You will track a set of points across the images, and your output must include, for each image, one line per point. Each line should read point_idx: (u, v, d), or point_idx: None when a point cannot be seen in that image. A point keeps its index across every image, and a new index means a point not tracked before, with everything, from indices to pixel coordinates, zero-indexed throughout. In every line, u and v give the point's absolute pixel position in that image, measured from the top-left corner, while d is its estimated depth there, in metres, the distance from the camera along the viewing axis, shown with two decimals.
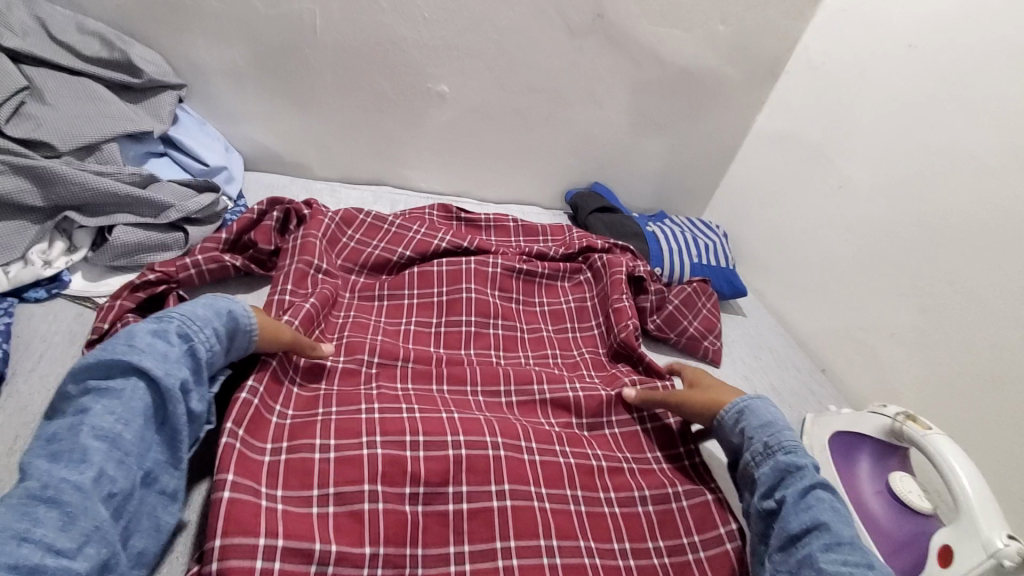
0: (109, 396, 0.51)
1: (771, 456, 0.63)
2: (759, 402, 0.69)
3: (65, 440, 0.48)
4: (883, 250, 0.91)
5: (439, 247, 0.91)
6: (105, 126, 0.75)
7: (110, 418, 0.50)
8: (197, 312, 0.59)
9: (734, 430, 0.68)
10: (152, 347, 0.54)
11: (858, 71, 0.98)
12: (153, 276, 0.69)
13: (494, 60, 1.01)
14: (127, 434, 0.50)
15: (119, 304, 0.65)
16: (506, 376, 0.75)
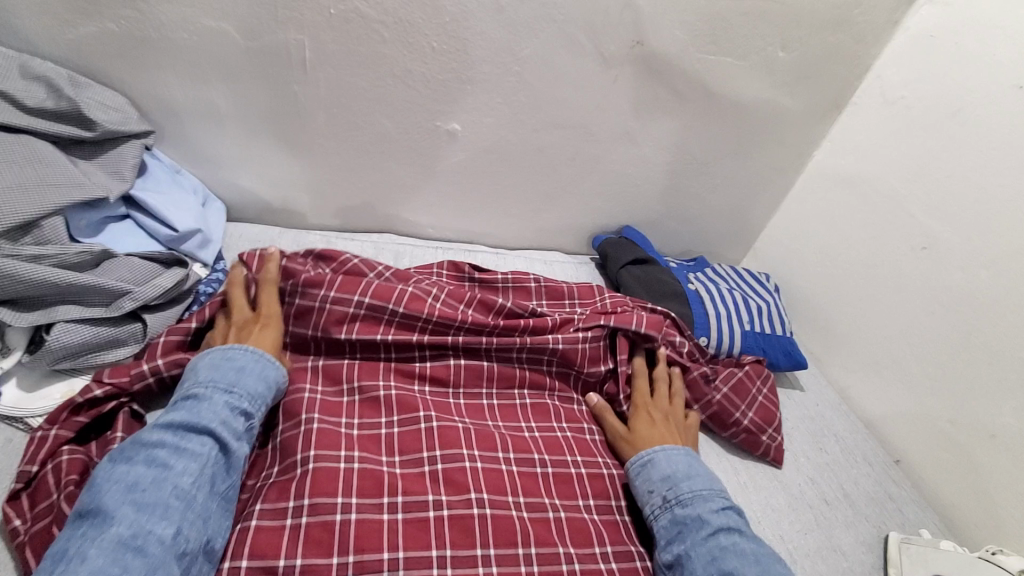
0: (184, 457, 0.51)
1: (669, 509, 0.60)
2: (668, 452, 0.65)
3: (149, 491, 0.48)
4: (982, 331, 0.75)
5: (433, 303, 0.74)
6: (46, 196, 0.62)
7: (188, 479, 0.50)
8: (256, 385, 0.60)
9: (635, 484, 0.65)
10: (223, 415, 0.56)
11: (949, 109, 0.82)
12: (100, 392, 0.58)
13: (514, 95, 0.87)
14: (199, 496, 0.51)
15: (53, 437, 0.53)
16: (512, 481, 0.63)
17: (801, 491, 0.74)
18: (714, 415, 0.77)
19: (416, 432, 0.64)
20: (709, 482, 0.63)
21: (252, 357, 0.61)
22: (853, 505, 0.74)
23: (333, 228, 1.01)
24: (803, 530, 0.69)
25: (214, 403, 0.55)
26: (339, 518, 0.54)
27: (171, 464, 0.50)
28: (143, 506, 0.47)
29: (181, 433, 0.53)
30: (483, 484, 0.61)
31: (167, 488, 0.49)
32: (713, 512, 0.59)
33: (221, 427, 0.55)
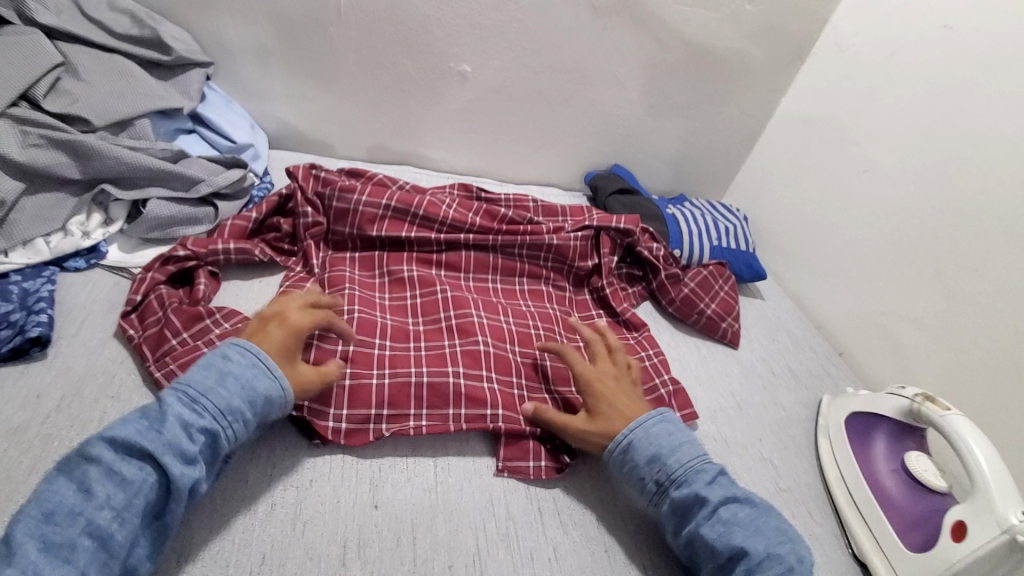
0: (113, 484, 0.44)
1: (664, 493, 0.57)
2: (646, 428, 0.60)
3: (60, 526, 0.41)
4: (907, 234, 0.90)
5: (448, 208, 0.86)
6: (137, 102, 0.77)
7: (108, 514, 0.43)
8: (229, 398, 0.50)
9: (623, 472, 0.60)
10: (175, 436, 0.46)
11: (889, 52, 0.95)
12: (184, 253, 0.71)
13: (517, 40, 1.01)
14: (120, 535, 0.43)
15: (150, 278, 0.68)
16: (510, 335, 0.76)
17: (753, 365, 0.89)
18: (680, 307, 0.92)
19: (434, 300, 0.77)
20: (694, 449, 0.60)
21: (249, 362, 0.53)
22: (796, 378, 0.89)
23: (358, 160, 1.16)
24: (752, 390, 0.84)
25: (170, 419, 0.47)
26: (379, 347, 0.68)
27: (95, 492, 0.43)
28: (49, 544, 0.40)
29: (122, 452, 0.45)
30: (486, 333, 0.74)
31: (80, 524, 0.42)
32: (707, 485, 0.56)
33: (167, 453, 0.46)
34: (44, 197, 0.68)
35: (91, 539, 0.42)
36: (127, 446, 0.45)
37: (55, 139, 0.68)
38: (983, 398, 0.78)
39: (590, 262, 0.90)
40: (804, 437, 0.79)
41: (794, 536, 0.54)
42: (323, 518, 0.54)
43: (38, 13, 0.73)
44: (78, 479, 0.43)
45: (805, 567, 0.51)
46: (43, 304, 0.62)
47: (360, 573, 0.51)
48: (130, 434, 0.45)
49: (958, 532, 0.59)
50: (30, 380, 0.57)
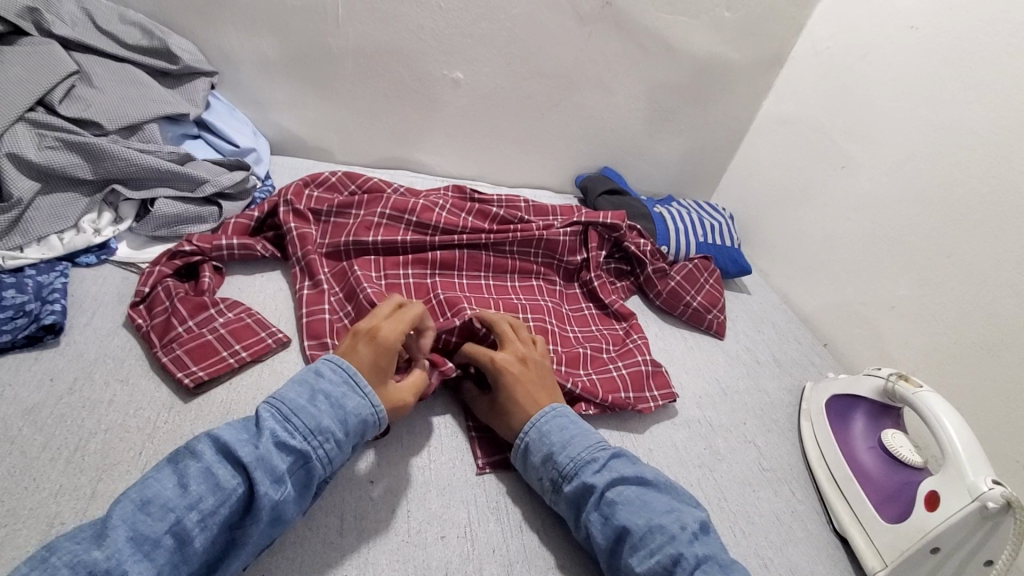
0: (208, 484, 0.44)
1: (559, 488, 0.57)
2: (538, 427, 0.60)
3: (152, 518, 0.42)
4: (883, 226, 0.93)
5: (440, 213, 0.89)
6: (147, 108, 0.81)
7: (195, 515, 0.43)
8: (321, 419, 0.51)
9: (527, 472, 0.61)
10: (267, 446, 0.48)
11: (861, 54, 1.00)
12: (190, 248, 0.75)
13: (506, 47, 1.05)
14: (200, 539, 0.43)
15: (159, 271, 0.71)
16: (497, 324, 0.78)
17: (739, 354, 0.92)
18: (667, 299, 0.95)
19: (432, 306, 0.79)
20: (586, 439, 0.60)
21: (340, 382, 0.54)
22: (780, 366, 0.92)
23: (357, 165, 1.20)
24: (737, 377, 0.87)
25: (266, 433, 0.48)
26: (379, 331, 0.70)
27: (191, 490, 0.44)
28: (137, 535, 0.41)
29: (220, 456, 0.46)
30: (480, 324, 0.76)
31: (170, 520, 0.42)
32: (593, 472, 0.57)
33: (261, 469, 0.46)
34: (59, 196, 0.72)
35: (173, 538, 0.42)
36: (227, 452, 0.46)
37: (69, 141, 0.72)
38: (962, 381, 0.81)
39: (578, 256, 0.94)
40: (787, 421, 0.82)
41: (683, 508, 0.54)
42: (321, 492, 0.57)
43: (55, 26, 0.78)
44: (179, 475, 0.45)
45: (689, 536, 0.51)
46: (57, 295, 0.66)
47: (357, 541, 0.54)
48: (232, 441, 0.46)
49: (931, 502, 0.61)
50: (44, 364, 0.61)
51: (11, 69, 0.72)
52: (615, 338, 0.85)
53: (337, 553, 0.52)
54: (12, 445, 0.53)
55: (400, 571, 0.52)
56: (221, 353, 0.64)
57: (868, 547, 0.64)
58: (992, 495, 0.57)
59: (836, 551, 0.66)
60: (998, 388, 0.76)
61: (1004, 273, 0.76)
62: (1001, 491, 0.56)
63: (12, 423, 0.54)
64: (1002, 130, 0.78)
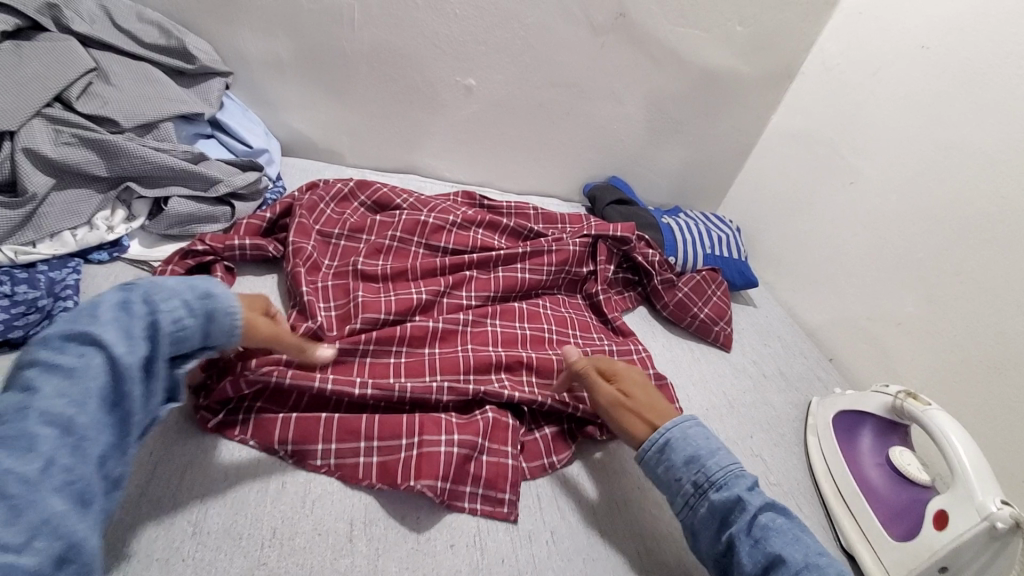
0: (54, 374, 0.43)
1: (703, 496, 0.57)
2: (683, 430, 0.61)
3: (8, 423, 0.40)
4: (892, 241, 0.94)
5: (449, 233, 0.92)
6: (163, 107, 0.82)
7: (59, 400, 0.42)
8: (165, 286, 0.51)
9: (657, 473, 0.61)
10: (118, 323, 0.47)
11: (871, 71, 1.01)
12: (203, 248, 0.74)
13: (520, 55, 1.06)
14: (82, 417, 0.43)
15: (168, 269, 0.71)
16: (494, 336, 0.78)
17: (746, 368, 0.92)
18: (674, 310, 0.95)
19: (454, 332, 0.76)
20: (730, 455, 0.60)
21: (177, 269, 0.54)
22: (786, 380, 0.92)
23: (366, 168, 1.20)
24: (744, 390, 0.87)
25: (102, 307, 0.47)
26: (395, 359, 0.71)
27: (41, 385, 0.42)
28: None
29: (54, 348, 0.44)
30: (471, 339, 0.76)
31: (31, 415, 0.40)
32: (748, 489, 0.57)
33: (114, 337, 0.46)
34: (73, 192, 0.72)
35: (49, 427, 0.41)
36: (63, 340, 0.44)
37: (85, 138, 0.72)
38: (967, 398, 0.81)
39: (586, 268, 0.94)
40: (794, 436, 0.82)
41: (826, 554, 0.54)
42: (331, 497, 0.57)
43: (74, 22, 0.78)
44: (17, 381, 0.42)
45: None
46: (70, 292, 0.66)
47: (367, 548, 0.54)
48: (63, 329, 0.44)
49: (939, 521, 0.61)
50: None
51: (30, 64, 0.72)
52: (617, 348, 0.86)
53: (346, 559, 0.52)
54: None
55: None
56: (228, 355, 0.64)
57: (874, 563, 0.65)
58: (1000, 516, 0.57)
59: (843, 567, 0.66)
60: (1006, 408, 0.76)
61: (1011, 292, 0.77)
62: (1009, 511, 0.56)
63: None
64: (1011, 151, 0.79)
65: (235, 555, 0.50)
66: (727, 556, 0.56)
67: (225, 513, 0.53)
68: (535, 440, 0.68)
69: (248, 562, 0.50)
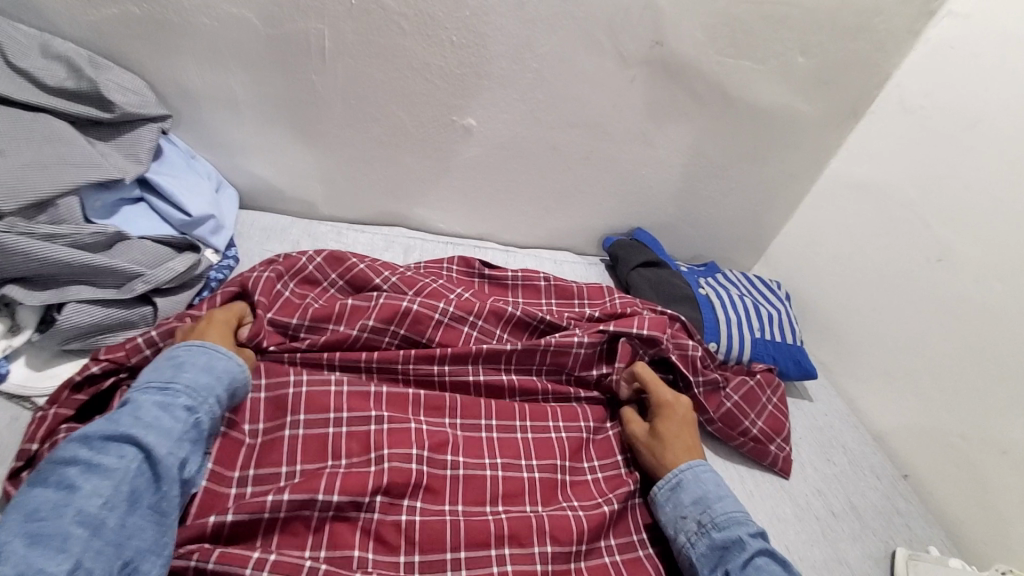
0: (96, 474, 0.47)
1: (704, 535, 0.60)
2: (696, 472, 0.65)
3: (47, 520, 0.44)
4: (996, 344, 0.74)
5: (438, 326, 0.73)
6: (63, 176, 0.62)
7: (98, 500, 0.46)
8: (200, 381, 0.57)
9: (666, 511, 0.64)
10: (156, 421, 0.52)
11: (972, 121, 0.80)
12: (96, 368, 0.58)
13: (530, 92, 0.86)
14: (109, 520, 0.46)
15: (52, 416, 0.55)
16: (495, 488, 0.65)
17: (809, 503, 0.73)
18: (721, 426, 0.76)
19: (443, 480, 0.63)
20: (733, 501, 0.64)
21: (193, 354, 0.59)
22: (860, 519, 0.73)
23: (345, 219, 1.01)
24: (810, 542, 0.69)
25: (144, 405, 0.53)
26: (364, 517, 0.58)
27: (81, 484, 0.46)
28: (38, 537, 0.43)
29: (94, 449, 0.49)
30: (462, 494, 0.63)
31: (69, 514, 0.45)
32: (748, 535, 0.60)
33: (151, 435, 0.51)
34: None
35: (83, 527, 0.45)
36: (106, 441, 0.49)
37: None
38: None
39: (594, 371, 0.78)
40: None
41: None
42: None
43: None
44: (56, 479, 0.46)
45: None
46: None
47: None
48: (104, 429, 0.50)
49: None
50: None
51: None
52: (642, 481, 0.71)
53: None
54: None
55: None
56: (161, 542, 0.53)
57: None
58: None
59: None
60: None
61: None
62: None
63: None
64: None
65: None
66: None
67: None
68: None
69: None
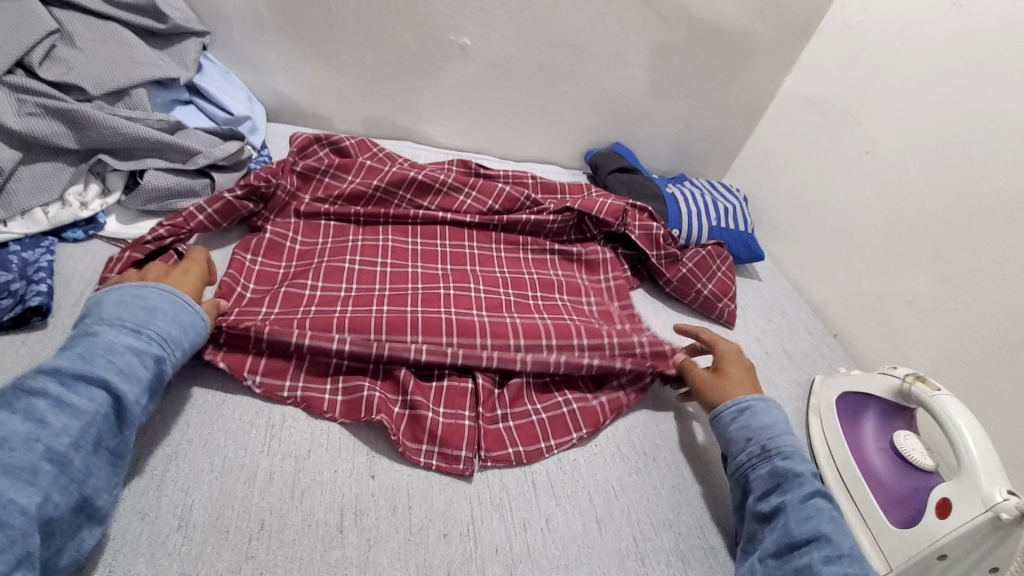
0: (66, 413, 0.46)
1: (767, 459, 0.61)
2: (767, 406, 0.66)
3: (16, 452, 0.43)
4: (906, 216, 0.89)
5: (437, 194, 0.91)
6: (134, 71, 0.76)
7: (66, 439, 0.45)
8: (169, 330, 0.56)
9: (731, 430, 0.65)
10: (127, 365, 0.51)
11: (896, 30, 0.93)
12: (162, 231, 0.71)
13: (518, 12, 0.99)
14: (77, 458, 0.46)
15: (128, 256, 0.67)
16: (478, 301, 0.78)
17: (748, 345, 0.90)
18: (678, 287, 0.93)
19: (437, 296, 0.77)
20: (793, 440, 0.64)
21: (167, 300, 0.58)
22: (790, 358, 0.90)
23: (356, 134, 1.15)
24: None
25: (116, 348, 0.51)
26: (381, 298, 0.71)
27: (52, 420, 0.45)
28: (7, 467, 0.42)
29: (66, 385, 0.47)
30: (453, 303, 0.76)
31: (37, 449, 0.44)
32: (809, 470, 0.60)
33: (122, 380, 0.50)
34: (42, 166, 0.68)
35: (50, 464, 0.44)
36: (78, 378, 0.48)
37: (51, 107, 0.68)
38: (974, 380, 0.79)
39: (564, 238, 0.95)
40: (796, 418, 0.80)
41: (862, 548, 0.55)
42: (318, 489, 0.56)
43: None
44: (23, 410, 0.45)
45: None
46: (43, 274, 0.63)
47: (358, 539, 0.53)
48: (77, 366, 0.49)
49: (942, 509, 0.60)
50: (32, 348, 0.59)
51: None
52: (604, 315, 0.85)
53: (337, 552, 0.52)
54: None
55: (402, 569, 0.52)
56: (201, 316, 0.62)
57: (873, 550, 0.64)
58: (1005, 506, 0.56)
59: None
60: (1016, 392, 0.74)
61: None
62: (1016, 501, 0.55)
63: None
64: None
65: (223, 546, 0.50)
66: (767, 519, 0.58)
67: (213, 507, 0.52)
68: (564, 414, 0.69)
69: (236, 556, 0.50)
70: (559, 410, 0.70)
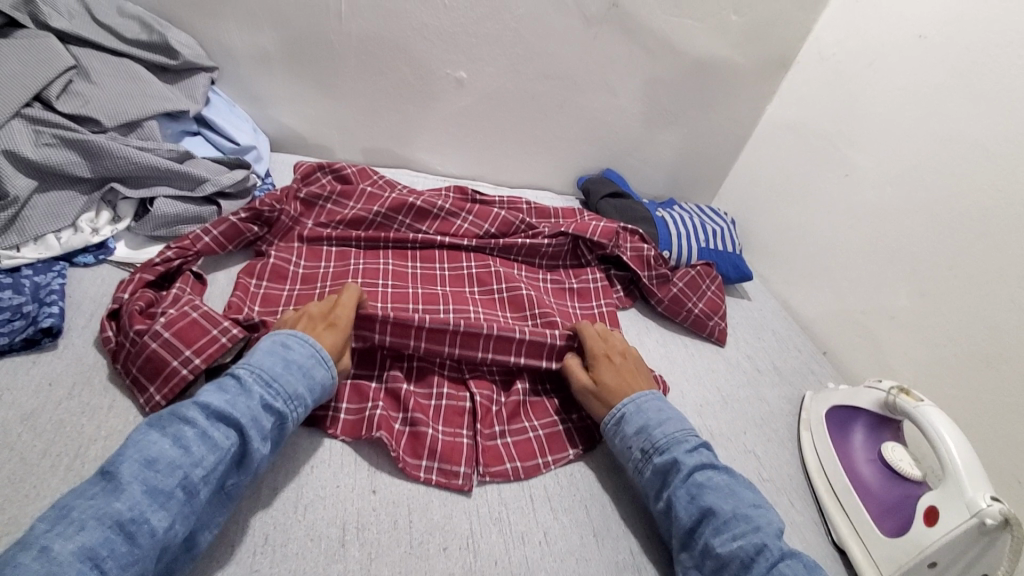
0: (206, 445, 0.49)
1: (648, 460, 0.63)
2: (638, 403, 0.67)
3: (161, 474, 0.46)
4: (885, 235, 0.93)
5: (435, 219, 0.94)
6: (146, 104, 0.80)
7: (200, 472, 0.48)
8: (297, 386, 0.57)
9: (615, 443, 0.66)
10: (253, 409, 0.53)
11: (868, 62, 0.99)
12: (171, 253, 0.74)
13: (511, 47, 1.04)
14: (203, 492, 0.48)
15: (139, 277, 0.69)
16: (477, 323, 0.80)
17: (739, 362, 0.92)
18: (669, 305, 0.95)
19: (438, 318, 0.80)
20: (678, 423, 0.65)
21: (308, 352, 0.59)
22: (780, 374, 0.92)
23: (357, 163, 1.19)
24: (738, 386, 0.87)
25: (253, 395, 0.53)
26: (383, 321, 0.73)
27: (192, 451, 0.48)
28: (151, 488, 0.45)
29: (212, 418, 0.51)
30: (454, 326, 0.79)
31: (178, 476, 0.47)
32: (686, 452, 0.62)
33: (253, 428, 0.52)
34: (57, 194, 0.71)
35: (180, 492, 0.46)
36: (219, 416, 0.51)
37: (67, 138, 0.71)
38: (959, 392, 0.81)
39: (558, 261, 0.98)
40: (788, 432, 0.82)
41: (766, 506, 0.59)
42: (321, 503, 0.57)
43: (53, 18, 0.76)
44: (173, 435, 0.48)
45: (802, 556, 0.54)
46: (55, 297, 0.65)
47: (360, 552, 0.54)
48: (223, 404, 0.51)
49: (930, 517, 0.62)
50: (42, 368, 0.61)
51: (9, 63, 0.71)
52: None
53: (339, 565, 0.53)
54: (11, 452, 0.53)
55: None
56: (210, 331, 0.63)
57: (866, 559, 0.65)
58: (990, 512, 0.57)
59: (836, 563, 0.67)
60: (999, 403, 0.76)
61: (1005, 287, 0.76)
62: (999, 508, 0.57)
63: (12, 428, 0.55)
64: (1010, 143, 0.77)
65: (229, 559, 0.51)
66: (667, 515, 0.60)
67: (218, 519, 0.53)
68: (560, 431, 0.71)
69: (241, 569, 0.51)
70: (556, 428, 0.72)
